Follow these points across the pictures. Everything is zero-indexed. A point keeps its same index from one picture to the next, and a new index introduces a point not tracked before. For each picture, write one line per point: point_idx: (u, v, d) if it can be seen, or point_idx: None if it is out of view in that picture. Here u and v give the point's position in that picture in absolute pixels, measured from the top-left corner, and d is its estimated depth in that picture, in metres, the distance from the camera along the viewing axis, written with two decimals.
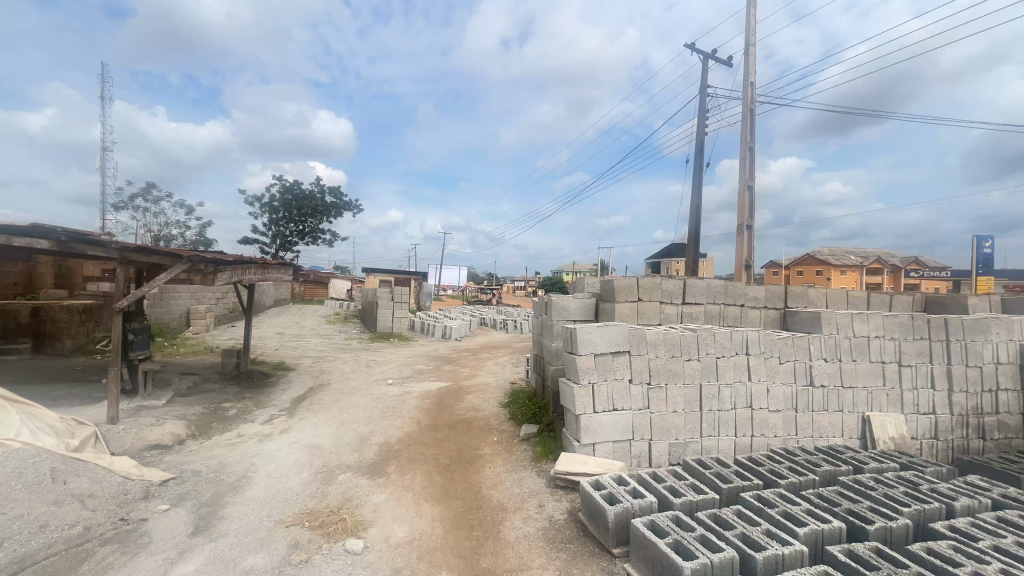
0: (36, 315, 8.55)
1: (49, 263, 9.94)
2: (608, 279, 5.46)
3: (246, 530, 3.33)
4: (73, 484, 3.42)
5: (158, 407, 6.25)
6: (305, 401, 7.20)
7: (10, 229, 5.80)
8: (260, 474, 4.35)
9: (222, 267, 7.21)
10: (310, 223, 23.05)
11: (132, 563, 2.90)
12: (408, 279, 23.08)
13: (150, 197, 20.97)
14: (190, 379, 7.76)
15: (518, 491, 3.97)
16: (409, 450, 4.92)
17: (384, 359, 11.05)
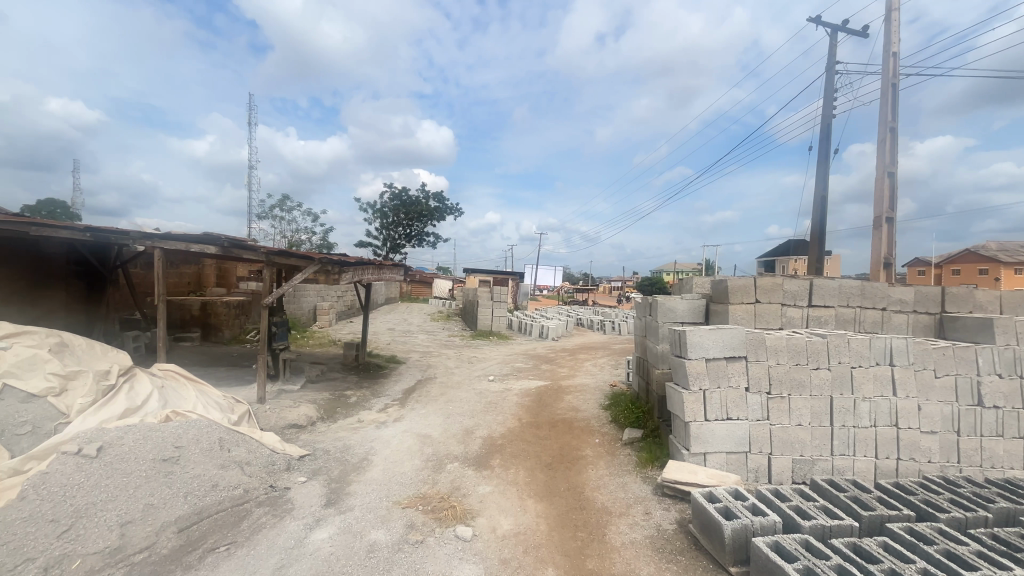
0: (204, 308, 10.22)
1: (212, 265, 11.86)
2: (721, 278, 5.10)
3: (369, 507, 3.67)
4: (235, 452, 4.03)
5: (295, 391, 7.14)
6: (415, 393, 7.71)
7: (188, 237, 6.99)
8: (378, 457, 4.75)
9: (346, 269, 8.09)
10: (416, 227, 24.66)
11: (280, 525, 3.33)
12: (505, 279, 23.69)
13: (286, 208, 24.06)
14: (318, 368, 8.73)
15: (623, 496, 3.88)
16: (512, 446, 5.04)
17: (484, 356, 11.44)
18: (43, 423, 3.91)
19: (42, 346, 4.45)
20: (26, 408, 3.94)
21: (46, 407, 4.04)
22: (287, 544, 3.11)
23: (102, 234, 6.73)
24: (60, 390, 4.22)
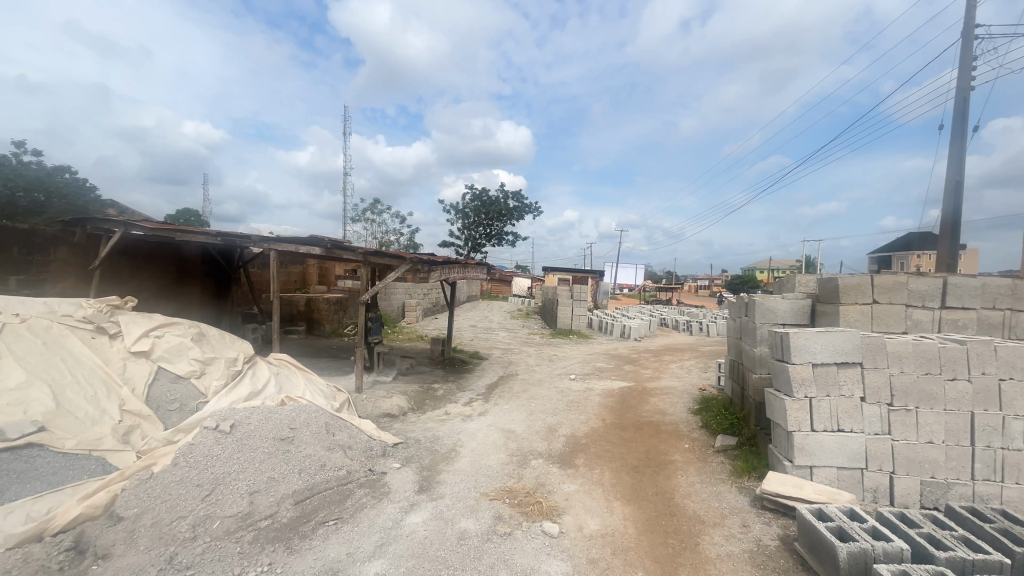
0: (308, 304, 11.26)
1: (315, 265, 13.04)
2: (830, 276, 4.63)
3: (459, 496, 3.82)
4: (339, 436, 4.41)
5: (388, 382, 7.64)
6: (498, 389, 7.89)
7: (298, 240, 7.74)
8: (465, 449, 4.93)
9: (434, 268, 8.50)
10: (496, 227, 25.15)
11: (379, 507, 3.59)
12: (585, 277, 23.42)
13: (376, 211, 25.75)
14: (408, 361, 9.25)
15: (716, 505, 3.67)
16: (596, 447, 4.98)
17: (565, 355, 11.40)
18: (187, 401, 4.55)
19: (186, 335, 5.18)
20: (175, 387, 4.61)
21: (189, 387, 4.70)
22: (386, 524, 3.34)
23: (230, 237, 7.67)
24: (200, 373, 4.89)
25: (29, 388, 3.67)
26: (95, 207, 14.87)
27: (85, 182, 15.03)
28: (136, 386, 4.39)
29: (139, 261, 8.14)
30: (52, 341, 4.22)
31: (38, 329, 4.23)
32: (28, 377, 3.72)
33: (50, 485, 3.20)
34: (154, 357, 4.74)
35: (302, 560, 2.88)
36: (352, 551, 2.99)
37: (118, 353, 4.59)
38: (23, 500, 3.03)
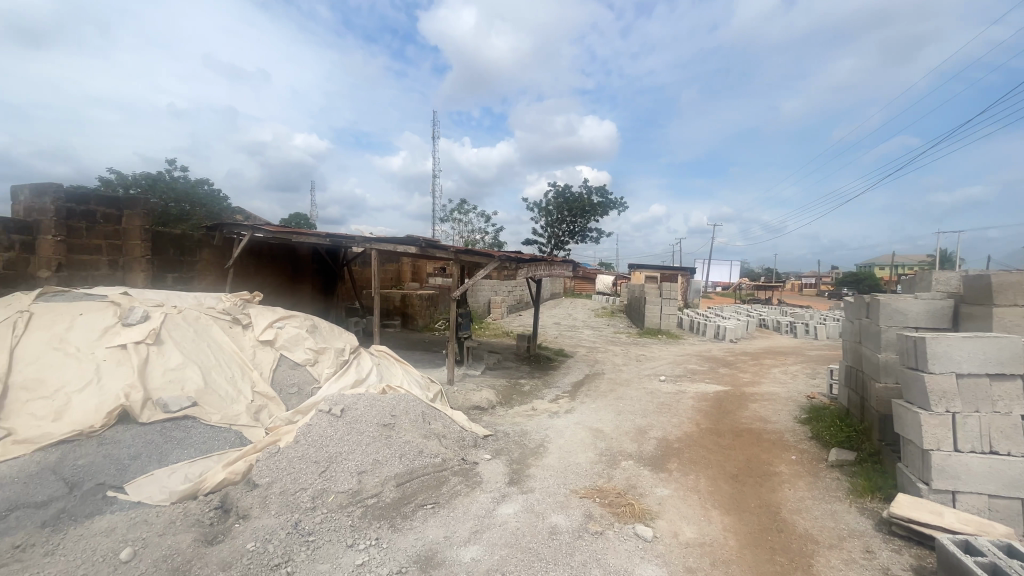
0: (403, 300, 12.00)
1: (408, 263, 13.85)
2: (980, 274, 3.98)
3: (549, 491, 3.86)
4: (435, 425, 4.65)
5: (477, 376, 7.90)
6: (584, 387, 7.81)
7: (395, 240, 8.26)
8: (553, 445, 4.96)
9: (521, 265, 8.64)
10: (580, 223, 24.86)
11: (472, 495, 3.73)
12: (674, 274, 22.35)
13: (463, 211, 26.68)
14: (495, 357, 9.50)
15: (832, 526, 3.34)
16: (690, 451, 4.76)
17: (653, 355, 10.99)
18: (304, 386, 5.07)
19: (302, 326, 5.78)
20: (294, 372, 5.17)
21: (306, 373, 5.24)
22: (480, 513, 3.47)
23: (337, 237, 8.38)
24: (314, 361, 5.44)
25: (185, 368, 4.32)
26: (226, 214, 17.09)
27: (218, 192, 17.32)
28: (264, 370, 4.98)
29: (263, 260, 9.21)
30: (201, 329, 4.92)
31: (190, 318, 4.95)
32: (183, 359, 4.38)
33: (201, 452, 3.75)
34: (277, 346, 5.35)
35: (405, 538, 3.09)
36: (449, 535, 3.14)
37: (250, 341, 5.24)
38: (182, 463, 3.58)
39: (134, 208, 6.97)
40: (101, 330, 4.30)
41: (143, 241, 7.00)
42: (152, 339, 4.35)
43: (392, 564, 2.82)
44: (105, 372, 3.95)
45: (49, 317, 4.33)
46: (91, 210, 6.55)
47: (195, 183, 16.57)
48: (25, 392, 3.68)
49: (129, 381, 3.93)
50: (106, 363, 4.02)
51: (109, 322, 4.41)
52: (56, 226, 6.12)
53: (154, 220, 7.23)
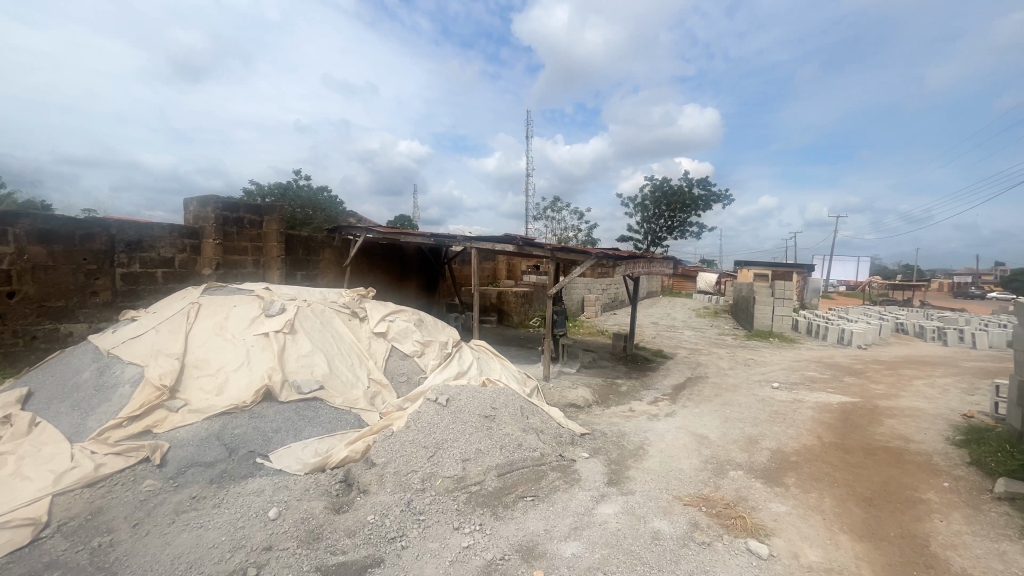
0: (499, 297, 12.34)
1: (504, 261, 14.21)
2: None
3: (650, 495, 3.74)
4: (533, 420, 4.74)
5: (572, 374, 7.88)
6: (686, 390, 7.43)
7: (494, 239, 8.52)
8: (654, 449, 4.79)
9: (619, 263, 8.44)
10: (678, 218, 23.60)
11: (571, 491, 3.74)
12: (788, 272, 20.33)
13: (556, 208, 26.75)
14: (590, 355, 9.40)
15: (1000, 569, 2.82)
16: (811, 467, 4.31)
17: (763, 359, 10.11)
18: (412, 375, 5.45)
19: (410, 320, 6.21)
20: (404, 363, 5.58)
21: (414, 364, 5.63)
22: (579, 510, 3.47)
23: (440, 237, 8.84)
24: (421, 353, 5.82)
25: (314, 355, 4.86)
26: (342, 217, 18.91)
27: (336, 197, 19.22)
28: (378, 359, 5.44)
29: (375, 259, 10.04)
30: (325, 320, 5.49)
31: (317, 310, 5.55)
32: (313, 347, 4.94)
33: (327, 430, 4.21)
34: (389, 337, 5.80)
35: (507, 527, 3.19)
36: (549, 529, 3.19)
37: (366, 332, 5.75)
38: (313, 439, 4.05)
39: (273, 214, 7.96)
40: (249, 319, 5.00)
41: (279, 242, 7.97)
42: (288, 328, 4.95)
43: (495, 550, 2.93)
44: (253, 356, 4.59)
45: (211, 307, 5.12)
46: (240, 217, 7.63)
47: (318, 190, 18.56)
48: (195, 370, 4.40)
49: (271, 364, 4.52)
50: (254, 348, 4.67)
51: (255, 313, 5.11)
52: (214, 231, 7.23)
53: (287, 224, 8.20)
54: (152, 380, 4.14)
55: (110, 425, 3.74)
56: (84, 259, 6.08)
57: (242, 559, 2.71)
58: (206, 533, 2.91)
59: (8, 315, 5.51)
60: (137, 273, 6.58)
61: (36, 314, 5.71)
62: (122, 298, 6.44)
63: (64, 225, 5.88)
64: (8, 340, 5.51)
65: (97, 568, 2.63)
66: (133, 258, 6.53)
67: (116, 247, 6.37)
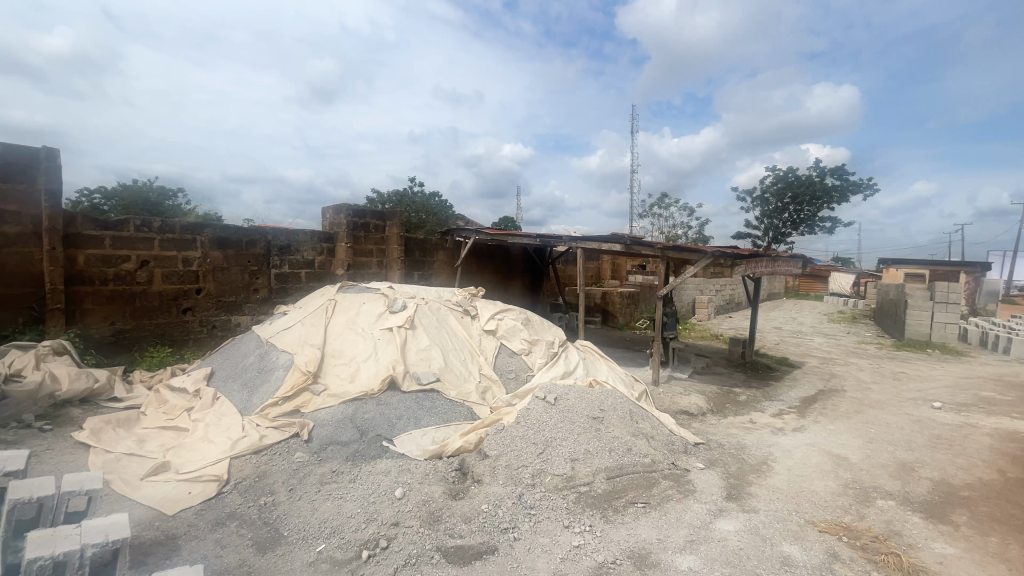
0: (604, 297, 12.13)
1: (608, 261, 13.93)
2: None
3: (778, 516, 3.41)
4: (642, 425, 4.59)
5: (684, 380, 7.47)
6: (817, 404, 6.63)
7: (600, 238, 8.39)
8: (780, 465, 4.35)
9: (737, 262, 7.80)
10: (806, 212, 21.10)
11: (686, 502, 3.56)
12: (953, 272, 17.12)
13: (663, 205, 25.56)
14: (703, 360, 8.82)
15: None
16: (989, 506, 3.60)
17: (918, 373, 8.64)
18: (520, 373, 5.60)
19: (518, 319, 6.38)
20: (512, 360, 5.76)
21: (522, 362, 5.79)
22: (695, 523, 3.28)
23: (546, 237, 8.93)
24: (528, 351, 5.96)
25: (431, 350, 5.21)
26: (452, 220, 20.03)
27: (445, 201, 20.38)
28: (488, 355, 5.67)
29: (483, 260, 10.46)
30: (441, 317, 5.86)
31: (434, 307, 5.95)
32: (430, 342, 5.30)
33: (444, 420, 4.50)
34: (498, 335, 6.02)
35: (617, 531, 3.14)
36: (663, 538, 3.07)
37: (477, 329, 6.02)
38: (431, 427, 4.35)
39: (394, 219, 8.69)
40: (376, 315, 5.52)
41: (399, 245, 8.68)
42: (409, 324, 5.38)
43: (606, 553, 2.89)
44: (380, 348, 5.07)
45: (345, 303, 5.75)
46: (367, 222, 8.46)
47: (430, 196, 19.87)
48: (333, 359, 4.99)
49: (395, 357, 4.95)
50: (380, 341, 5.15)
51: (381, 309, 5.62)
52: (346, 236, 8.11)
53: (406, 228, 8.90)
54: (300, 366, 4.78)
55: (270, 403, 4.41)
56: (249, 261, 7.21)
57: (374, 530, 3.02)
58: (345, 504, 3.29)
59: (196, 307, 6.72)
60: (287, 273, 7.64)
61: (216, 307, 6.90)
62: (276, 294, 7.51)
63: (234, 233, 7.03)
64: (196, 328, 6.72)
65: (264, 522, 3.11)
66: (284, 260, 7.58)
67: (271, 251, 7.45)
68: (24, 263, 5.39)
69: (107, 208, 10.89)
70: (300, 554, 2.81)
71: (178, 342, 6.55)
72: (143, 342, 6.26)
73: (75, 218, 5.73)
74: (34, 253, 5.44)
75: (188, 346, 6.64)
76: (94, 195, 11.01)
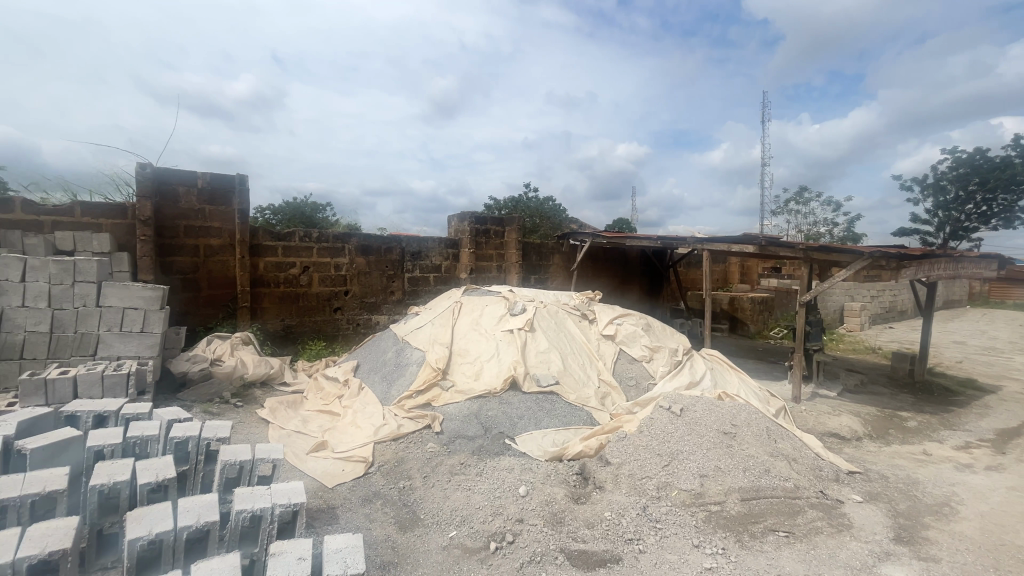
0: (732, 303, 11.17)
1: (737, 263, 12.82)
2: None
3: (966, 571, 2.84)
4: (782, 445, 4.14)
5: (832, 398, 6.57)
6: (1021, 439, 5.35)
7: (729, 239, 7.74)
8: (969, 510, 3.60)
9: (904, 263, 6.62)
10: (1001, 201, 17.21)
11: (840, 538, 3.13)
12: None
13: (802, 200, 22.82)
14: (856, 376, 7.66)
15: None
16: None
17: None
18: (641, 381, 5.42)
19: (638, 324, 6.18)
20: (632, 367, 5.59)
21: (642, 369, 5.60)
22: (853, 563, 2.87)
23: (667, 239, 8.51)
24: (649, 358, 5.74)
25: (550, 352, 5.29)
26: (565, 223, 20.11)
27: (559, 205, 20.52)
28: (607, 361, 5.58)
29: (599, 263, 10.33)
30: (559, 320, 5.91)
31: (552, 311, 6.01)
32: (549, 345, 5.38)
33: (563, 423, 4.54)
34: (617, 340, 5.89)
35: (756, 560, 2.88)
36: None
37: (595, 333, 5.95)
38: (551, 429, 4.42)
39: (512, 225, 8.99)
40: (498, 317, 5.76)
41: (517, 250, 8.96)
42: (528, 326, 5.51)
43: None
44: (502, 349, 5.28)
45: (469, 305, 6.09)
46: (488, 228, 8.87)
47: (545, 200, 20.21)
48: (459, 357, 5.32)
49: (515, 357, 5.12)
50: (502, 343, 5.37)
51: (502, 312, 5.85)
52: (469, 242, 8.60)
53: (523, 233, 9.16)
54: (431, 363, 5.18)
55: (406, 395, 4.85)
56: (386, 266, 8.04)
57: (501, 524, 3.15)
58: (473, 495, 3.49)
59: (345, 307, 7.67)
60: (418, 277, 8.34)
61: (360, 307, 7.80)
62: (408, 296, 8.26)
63: (375, 241, 7.88)
64: (345, 325, 7.66)
65: (404, 503, 3.44)
66: (415, 265, 8.29)
67: (405, 257, 8.20)
68: (223, 269, 6.63)
69: (276, 221, 12.92)
70: (435, 537, 3.05)
71: (331, 337, 7.54)
72: (305, 336, 7.31)
73: (258, 231, 6.89)
74: (230, 261, 6.67)
75: (338, 341, 7.61)
76: (266, 211, 13.11)
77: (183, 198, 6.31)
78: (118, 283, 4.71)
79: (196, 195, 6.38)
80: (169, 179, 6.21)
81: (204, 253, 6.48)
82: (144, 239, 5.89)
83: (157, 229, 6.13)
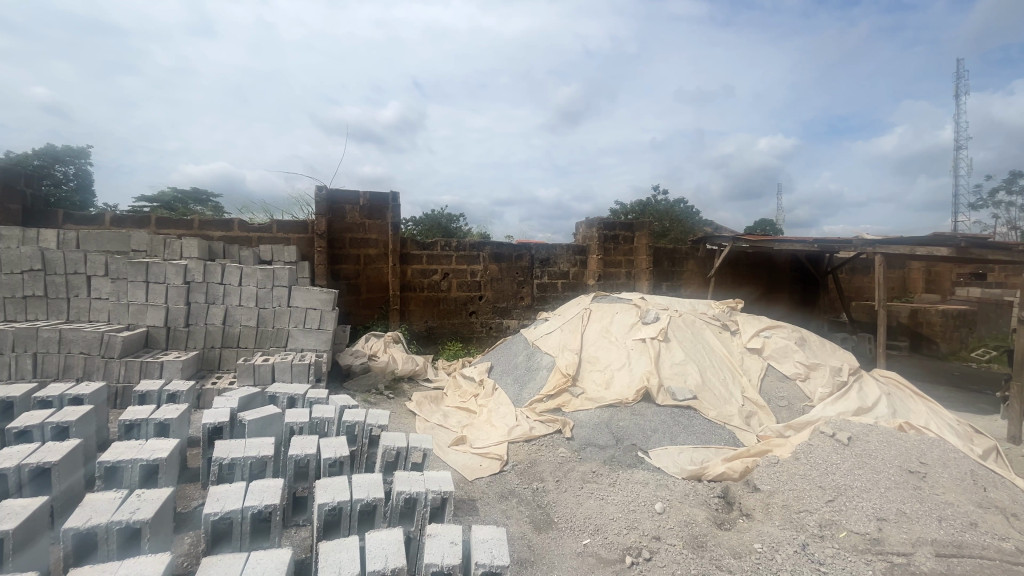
0: (914, 316, 9.26)
1: (920, 268, 10.72)
2: None
3: None
4: (995, 495, 3.34)
5: None
6: None
7: (912, 240, 6.45)
8: None
9: None
10: None
11: None
12: None
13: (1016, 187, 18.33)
14: None
15: None
16: None
17: None
18: (794, 402, 4.84)
19: (791, 338, 5.51)
20: (784, 385, 5.01)
21: (796, 389, 4.98)
22: None
23: (827, 242, 7.45)
24: (805, 376, 5.08)
25: (686, 364, 4.99)
26: (699, 226, 18.85)
27: (692, 207, 19.34)
28: (753, 376, 5.08)
29: (740, 270, 9.46)
30: (696, 330, 5.54)
31: (688, 320, 5.65)
32: (685, 356, 5.08)
33: (702, 441, 4.24)
34: (765, 354, 5.32)
35: None
36: None
37: (738, 345, 5.46)
38: (688, 446, 4.17)
39: (641, 230, 8.70)
40: (629, 325, 5.62)
41: (647, 255, 8.64)
42: (662, 336, 5.27)
43: None
44: (633, 359, 5.13)
45: (599, 312, 6.04)
46: (616, 234, 8.70)
47: (675, 203, 19.22)
48: (589, 364, 5.30)
49: (649, 368, 4.94)
50: (633, 351, 5.22)
51: (633, 320, 5.69)
52: (597, 248, 8.53)
53: (654, 238, 8.81)
54: (561, 368, 5.25)
55: (537, 398, 4.99)
56: (517, 273, 8.36)
57: (637, 538, 3.06)
58: (606, 505, 3.44)
59: (479, 311, 8.16)
60: (546, 283, 8.53)
61: (492, 311, 8.24)
62: (537, 302, 8.49)
63: (506, 249, 8.25)
64: (479, 328, 8.15)
65: (538, 505, 3.54)
66: (544, 272, 8.50)
67: (534, 264, 8.45)
68: (379, 275, 7.53)
69: (416, 231, 14.25)
70: (569, 542, 3.08)
71: (466, 338, 8.08)
72: (444, 337, 7.94)
73: (406, 241, 7.68)
74: (385, 268, 7.55)
75: (473, 343, 8.12)
76: (409, 223, 14.55)
77: (349, 214, 7.30)
78: (303, 287, 5.64)
79: (358, 211, 7.35)
80: (339, 198, 7.24)
81: (364, 261, 7.43)
82: (321, 250, 6.97)
83: (330, 241, 7.20)
